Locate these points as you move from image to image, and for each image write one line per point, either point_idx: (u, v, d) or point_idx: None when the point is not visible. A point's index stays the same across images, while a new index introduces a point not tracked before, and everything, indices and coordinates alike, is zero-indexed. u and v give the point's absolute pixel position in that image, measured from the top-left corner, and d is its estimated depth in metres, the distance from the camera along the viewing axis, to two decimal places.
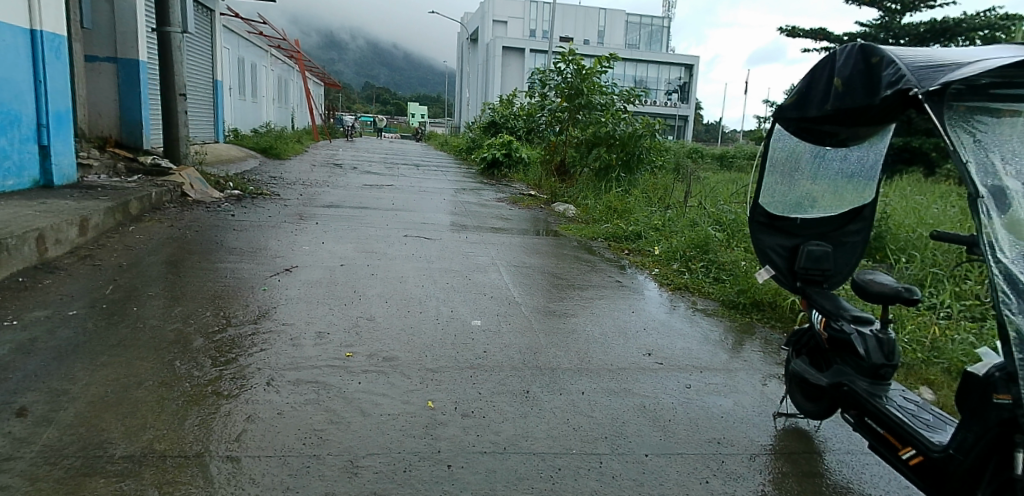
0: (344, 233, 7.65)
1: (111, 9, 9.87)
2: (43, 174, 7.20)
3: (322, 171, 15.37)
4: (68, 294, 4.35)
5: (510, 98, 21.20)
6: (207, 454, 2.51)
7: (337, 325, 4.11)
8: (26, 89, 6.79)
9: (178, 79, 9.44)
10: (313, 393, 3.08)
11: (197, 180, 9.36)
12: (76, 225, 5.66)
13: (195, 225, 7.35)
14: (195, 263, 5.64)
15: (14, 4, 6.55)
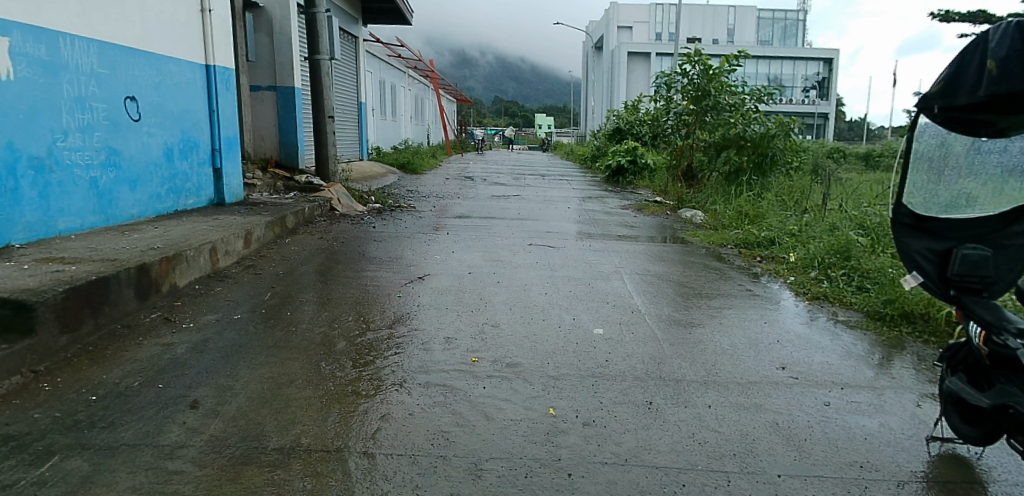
0: (472, 243, 7.90)
1: (270, 41, 10.88)
2: (217, 193, 8.05)
3: (454, 184, 15.96)
4: (233, 300, 4.84)
5: (636, 104, 20.93)
6: (346, 450, 2.69)
7: (464, 331, 4.26)
8: (203, 118, 7.65)
9: (328, 101, 10.20)
10: (441, 396, 3.22)
11: (343, 196, 10.05)
12: (241, 238, 6.28)
13: (340, 236, 7.90)
14: (340, 272, 6.06)
15: (193, 43, 7.41)
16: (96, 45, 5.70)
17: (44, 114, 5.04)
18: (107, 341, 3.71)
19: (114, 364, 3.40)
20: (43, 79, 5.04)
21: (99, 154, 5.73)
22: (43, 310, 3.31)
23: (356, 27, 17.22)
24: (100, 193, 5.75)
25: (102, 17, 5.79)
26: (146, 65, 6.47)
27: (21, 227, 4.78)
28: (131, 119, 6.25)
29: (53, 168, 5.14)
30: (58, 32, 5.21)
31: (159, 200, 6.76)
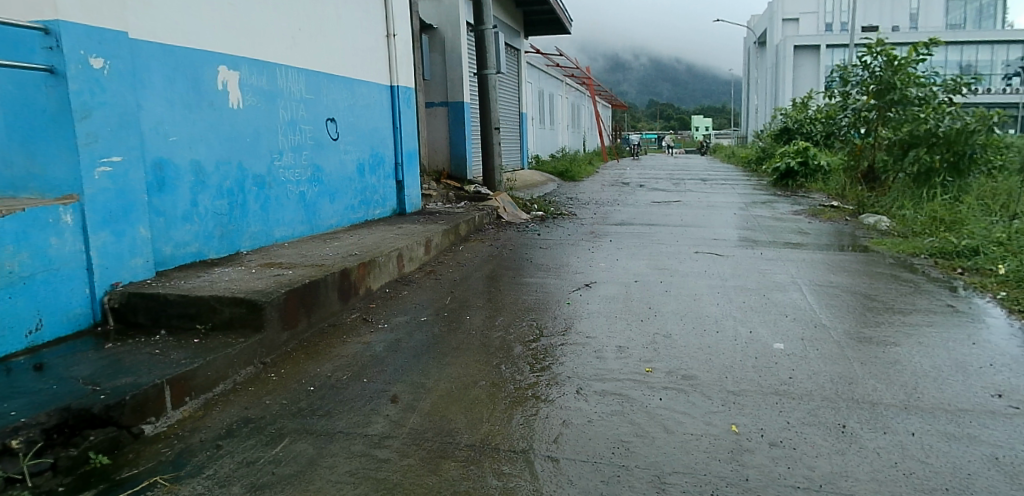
0: (637, 250, 7.86)
1: (442, 60, 11.57)
2: (399, 204, 8.72)
3: (613, 190, 15.93)
4: (419, 303, 5.22)
5: (805, 100, 19.65)
6: (531, 451, 2.81)
7: (635, 340, 4.27)
8: (388, 135, 8.33)
9: (496, 114, 10.65)
10: (619, 405, 3.26)
11: (509, 204, 10.43)
12: (422, 245, 6.74)
13: (509, 244, 8.22)
14: (510, 278, 6.30)
15: (380, 66, 8.10)
16: (304, 74, 6.42)
17: (266, 137, 5.76)
18: (317, 339, 4.17)
19: (325, 359, 3.82)
20: (265, 106, 5.77)
21: (306, 171, 6.44)
22: (270, 309, 3.79)
23: (519, 39, 17.78)
24: (306, 205, 6.45)
25: (309, 49, 6.52)
26: (342, 89, 7.17)
27: (247, 236, 5.50)
28: (331, 138, 6.96)
29: (272, 184, 5.86)
30: (276, 64, 5.94)
31: (352, 210, 7.45)
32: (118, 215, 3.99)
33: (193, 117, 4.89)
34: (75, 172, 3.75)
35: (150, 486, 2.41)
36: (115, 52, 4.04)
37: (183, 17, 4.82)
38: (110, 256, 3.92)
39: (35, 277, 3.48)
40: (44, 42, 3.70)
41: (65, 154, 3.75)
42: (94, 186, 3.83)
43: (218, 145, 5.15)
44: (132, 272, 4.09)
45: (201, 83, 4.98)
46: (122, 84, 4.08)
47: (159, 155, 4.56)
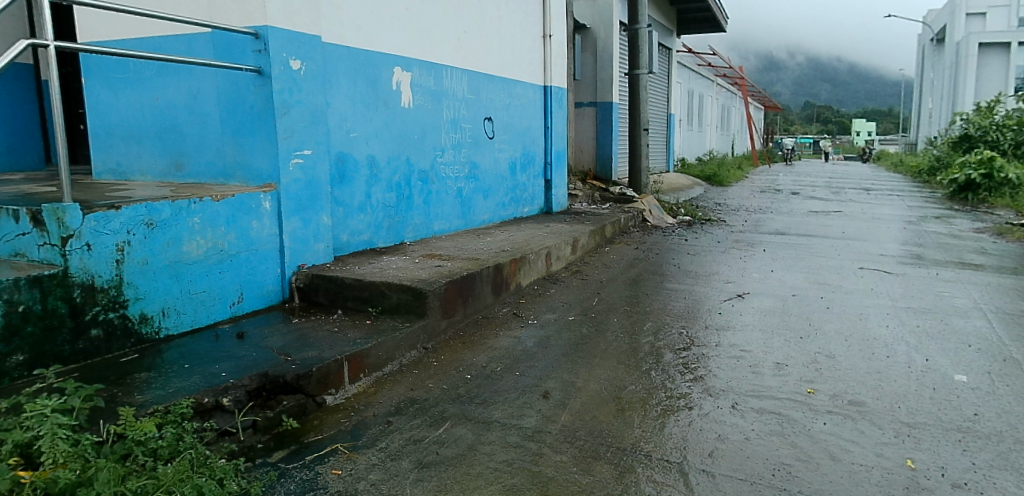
0: (793, 262, 7.44)
1: (594, 60, 11.59)
2: (547, 203, 8.84)
3: (765, 197, 15.16)
4: (567, 302, 5.29)
5: (994, 104, 17.58)
6: (685, 463, 2.76)
7: (794, 358, 4.06)
8: (539, 134, 8.49)
9: (646, 115, 10.48)
10: (778, 425, 3.13)
11: (655, 207, 10.25)
12: (570, 245, 6.81)
13: (656, 248, 8.09)
14: (657, 283, 6.21)
15: (535, 67, 8.27)
16: (467, 74, 6.70)
17: (430, 135, 6.08)
18: (472, 329, 4.37)
19: (480, 349, 3.99)
20: (431, 105, 6.09)
21: (464, 167, 6.73)
22: (433, 297, 4.02)
23: (671, 38, 17.38)
24: (462, 200, 6.73)
25: (473, 50, 6.79)
26: (500, 89, 7.40)
27: (410, 228, 5.84)
28: (488, 137, 7.21)
29: (434, 179, 6.18)
30: (442, 65, 6.24)
31: (503, 207, 7.67)
32: (306, 203, 4.41)
33: (370, 115, 5.27)
34: (274, 163, 4.18)
35: (332, 451, 2.66)
36: (310, 55, 4.44)
37: (367, 21, 5.21)
38: (298, 240, 4.34)
39: (239, 256, 3.94)
40: (255, 46, 4.15)
41: (267, 146, 4.19)
42: (288, 176, 4.25)
43: (390, 141, 5.52)
44: (315, 255, 4.50)
45: (379, 83, 5.35)
46: (315, 84, 4.48)
47: (341, 150, 4.97)
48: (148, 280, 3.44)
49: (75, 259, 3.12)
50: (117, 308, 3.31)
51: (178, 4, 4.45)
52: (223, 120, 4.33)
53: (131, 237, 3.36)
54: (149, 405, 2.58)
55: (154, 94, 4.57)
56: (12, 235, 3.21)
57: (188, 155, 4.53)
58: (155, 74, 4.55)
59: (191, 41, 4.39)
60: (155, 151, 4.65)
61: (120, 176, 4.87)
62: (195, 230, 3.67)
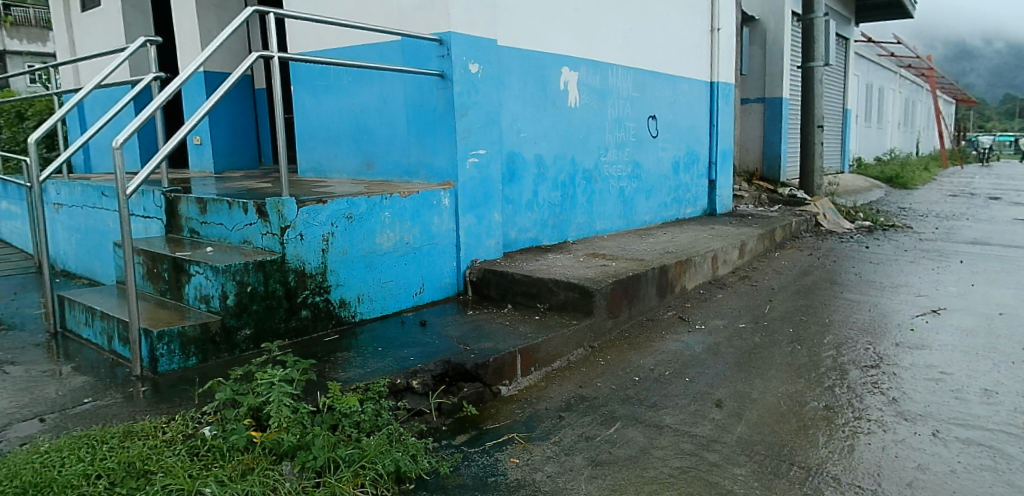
0: (998, 276, 6.61)
1: (763, 53, 11.01)
2: (710, 204, 8.54)
3: (960, 201, 13.57)
4: (736, 309, 5.08)
5: None
6: (878, 490, 2.55)
7: (1005, 386, 3.62)
8: (704, 132, 8.23)
9: (821, 111, 9.75)
10: (990, 459, 2.80)
11: (830, 211, 9.55)
12: (738, 249, 6.53)
13: (832, 255, 7.54)
14: (836, 292, 5.79)
15: (701, 63, 8.02)
16: (633, 72, 6.64)
17: (595, 134, 6.12)
18: (638, 330, 4.34)
19: (647, 352, 3.95)
20: (597, 104, 6.12)
21: (628, 166, 6.69)
22: (600, 296, 4.03)
23: (850, 28, 16.07)
24: (625, 200, 6.69)
25: (639, 47, 6.72)
26: (665, 86, 7.26)
27: (574, 227, 5.91)
28: (652, 136, 7.11)
29: (598, 179, 6.20)
30: (609, 64, 6.24)
31: (666, 208, 7.53)
32: (481, 200, 4.61)
33: (540, 115, 5.40)
34: (452, 162, 4.41)
35: (509, 439, 2.78)
36: (487, 58, 4.63)
37: (539, 23, 5.33)
38: (472, 235, 4.56)
39: (420, 249, 4.24)
40: (439, 51, 4.40)
41: (447, 146, 4.43)
42: (465, 174, 4.47)
43: (557, 141, 5.62)
44: (487, 251, 4.70)
45: (548, 84, 5.46)
46: (491, 86, 4.67)
47: (512, 149, 5.14)
48: (346, 269, 3.83)
49: (291, 248, 3.54)
50: (322, 292, 3.71)
51: (371, 15, 4.83)
52: (409, 121, 4.64)
53: (334, 229, 3.75)
54: (352, 382, 2.88)
55: (350, 99, 5.02)
56: (241, 224, 3.69)
57: (377, 155, 4.92)
58: (351, 81, 4.99)
59: (383, 49, 4.77)
60: (350, 152, 5.11)
61: (319, 174, 5.40)
62: (386, 224, 4.02)
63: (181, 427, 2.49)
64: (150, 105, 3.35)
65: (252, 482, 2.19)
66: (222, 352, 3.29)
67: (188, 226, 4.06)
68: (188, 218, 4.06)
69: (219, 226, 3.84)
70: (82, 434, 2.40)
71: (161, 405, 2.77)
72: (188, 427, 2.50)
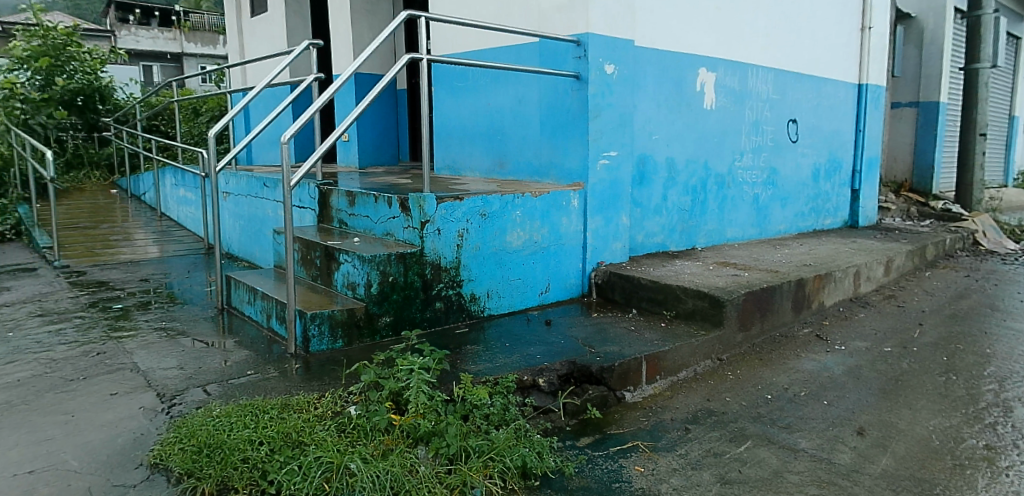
0: None
1: (918, 53, 10.14)
2: (852, 215, 7.98)
3: None
4: (881, 331, 4.73)
5: None
6: None
7: None
8: (849, 139, 7.71)
9: (985, 117, 8.84)
10: None
11: (991, 228, 8.67)
12: (883, 265, 6.07)
13: (994, 278, 6.83)
14: (999, 320, 5.23)
15: (849, 64, 7.52)
16: (774, 73, 6.34)
17: (731, 138, 5.90)
18: (771, 346, 4.15)
19: (781, 369, 3.78)
20: (734, 106, 5.90)
21: (763, 173, 6.40)
22: (731, 307, 3.87)
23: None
24: (759, 208, 6.41)
25: (782, 47, 6.40)
26: (808, 88, 6.87)
27: (703, 234, 5.74)
28: (791, 141, 6.76)
29: (731, 184, 5.99)
30: (749, 64, 5.99)
31: (803, 218, 7.13)
32: (610, 203, 4.58)
33: (673, 117, 5.28)
34: (583, 163, 4.42)
35: (634, 447, 2.76)
36: (623, 59, 4.58)
37: (677, 24, 5.21)
38: (599, 237, 4.55)
39: (548, 249, 4.29)
40: (576, 52, 4.42)
41: (579, 147, 4.44)
42: (596, 176, 4.46)
43: (690, 144, 5.47)
44: (613, 254, 4.67)
45: (684, 85, 5.33)
46: (626, 87, 4.62)
47: (644, 152, 5.06)
48: (477, 264, 3.95)
49: (428, 241, 3.73)
50: (455, 286, 3.88)
51: (511, 17, 4.94)
52: (542, 122, 4.70)
53: (468, 225, 3.88)
54: (482, 375, 2.99)
55: (486, 99, 5.16)
56: (385, 217, 3.96)
57: (509, 154, 5.02)
58: (488, 82, 5.13)
59: (520, 50, 4.87)
60: (483, 151, 5.25)
61: (453, 172, 5.59)
62: (516, 223, 4.11)
63: (331, 405, 2.81)
64: (308, 111, 3.73)
65: (393, 461, 2.38)
66: (364, 336, 3.58)
67: (338, 217, 4.40)
68: (338, 209, 4.39)
69: (365, 217, 4.13)
70: (248, 404, 2.82)
71: (313, 382, 3.12)
72: (336, 405, 2.82)
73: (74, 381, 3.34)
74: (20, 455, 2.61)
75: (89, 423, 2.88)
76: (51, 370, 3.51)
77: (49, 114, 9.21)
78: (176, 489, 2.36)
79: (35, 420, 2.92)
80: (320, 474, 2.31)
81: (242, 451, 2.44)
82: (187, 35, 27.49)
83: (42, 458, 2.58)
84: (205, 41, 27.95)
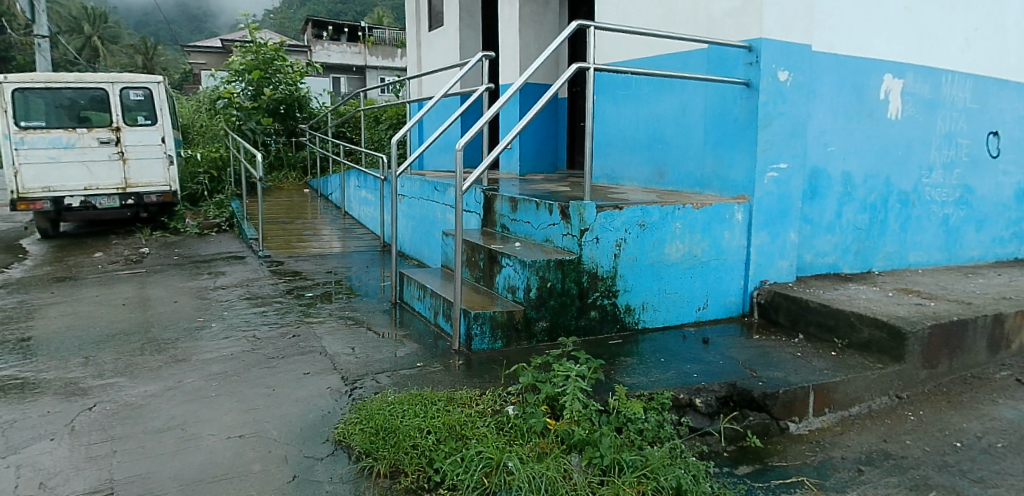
0: None
1: None
2: None
3: None
4: None
5: None
6: None
7: None
8: None
9: None
10: None
11: None
12: None
13: None
14: None
15: None
16: (974, 80, 5.70)
17: (918, 151, 5.39)
18: (960, 388, 3.75)
19: (972, 415, 3.41)
20: (924, 117, 5.38)
21: (955, 191, 5.79)
22: (915, 341, 3.52)
23: None
24: (948, 230, 5.80)
25: (984, 50, 5.75)
26: (1014, 97, 6.12)
27: (880, 256, 5.29)
28: (991, 156, 6.04)
29: (916, 203, 5.47)
30: (943, 70, 5.44)
31: (1002, 244, 6.34)
32: (777, 218, 4.35)
33: (852, 128, 4.92)
34: (750, 175, 4.24)
35: (798, 483, 2.63)
36: (800, 65, 4.34)
37: (861, 27, 4.85)
38: (764, 254, 4.34)
39: (708, 263, 4.18)
40: (746, 58, 4.25)
41: (747, 158, 4.27)
42: (763, 189, 4.26)
43: (869, 157, 5.07)
44: (778, 272, 4.43)
45: (864, 93, 4.95)
46: (801, 95, 4.37)
47: (817, 164, 4.77)
48: (634, 275, 3.95)
49: (587, 250, 3.78)
50: (610, 296, 3.90)
51: (680, 24, 4.87)
52: (707, 131, 4.58)
53: (627, 235, 3.89)
54: (637, 389, 3.01)
55: (649, 108, 5.12)
56: (545, 223, 4.06)
57: (671, 164, 4.95)
58: (651, 90, 5.08)
59: (687, 58, 4.78)
60: (644, 161, 5.22)
61: (612, 181, 5.60)
62: (676, 235, 4.05)
63: (491, 402, 2.96)
64: (478, 122, 3.92)
65: (548, 464, 2.46)
66: (522, 339, 3.71)
67: (500, 222, 4.58)
68: (501, 214, 4.57)
69: (526, 223, 4.27)
70: (419, 393, 3.04)
71: (475, 379, 3.29)
72: (496, 403, 2.96)
73: (274, 359, 3.80)
74: (233, 420, 3.05)
75: (287, 397, 3.27)
76: (257, 347, 4.02)
77: (258, 121, 10.41)
78: (355, 466, 2.64)
79: (245, 390, 3.38)
80: (480, 467, 2.45)
81: (412, 438, 2.66)
82: (370, 49, 29.91)
83: (249, 425, 2.99)
84: (384, 55, 30.20)
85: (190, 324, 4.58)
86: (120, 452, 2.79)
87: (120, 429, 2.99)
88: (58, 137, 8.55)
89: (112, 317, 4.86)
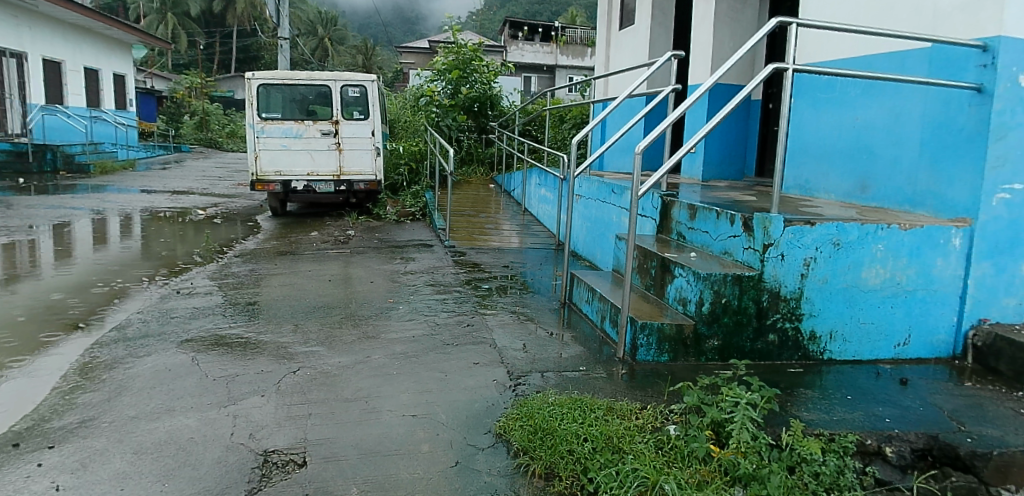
0: None
1: None
2: None
3: None
4: None
5: None
6: None
7: None
8: None
9: None
10: None
11: None
12: None
13: None
14: None
15: None
16: None
17: None
18: None
19: None
20: None
21: None
22: None
23: None
24: None
25: None
26: None
27: None
28: None
29: None
30: None
31: None
32: (1006, 248, 3.72)
33: None
34: (974, 196, 3.67)
35: None
36: None
37: None
38: (986, 289, 3.73)
39: (914, 293, 3.70)
40: (980, 60, 3.67)
41: (971, 176, 3.69)
42: (990, 213, 3.66)
43: None
44: (1002, 311, 3.80)
45: None
46: None
47: None
48: (822, 300, 3.61)
49: (769, 267, 3.51)
50: (793, 319, 3.60)
51: (901, 20, 4.33)
52: (924, 143, 4.04)
53: (817, 254, 3.55)
54: (816, 427, 2.75)
55: (856, 114, 4.63)
56: (725, 235, 3.84)
57: (876, 177, 4.44)
58: (860, 94, 4.59)
59: (905, 58, 4.24)
60: (844, 172, 4.73)
61: (805, 192, 5.16)
62: (876, 258, 3.63)
63: (652, 418, 2.86)
64: (661, 124, 3.79)
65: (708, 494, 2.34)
66: (690, 355, 3.56)
67: (677, 230, 4.41)
68: (678, 222, 4.40)
69: (704, 233, 4.07)
70: (579, 398, 3.03)
71: (637, 391, 3.21)
72: (656, 420, 2.86)
73: (449, 345, 4.00)
74: (409, 399, 3.25)
75: (457, 384, 3.43)
76: (435, 332, 4.27)
77: (453, 118, 11.11)
78: (513, 461, 2.68)
79: (421, 372, 3.60)
80: (635, 485, 2.38)
81: (569, 443, 2.66)
82: (562, 49, 30.34)
83: (422, 406, 3.18)
84: (575, 54, 30.45)
85: (381, 304, 4.97)
86: (314, 415, 3.10)
87: (316, 394, 3.33)
88: (290, 128, 9.69)
89: (319, 291, 5.43)
